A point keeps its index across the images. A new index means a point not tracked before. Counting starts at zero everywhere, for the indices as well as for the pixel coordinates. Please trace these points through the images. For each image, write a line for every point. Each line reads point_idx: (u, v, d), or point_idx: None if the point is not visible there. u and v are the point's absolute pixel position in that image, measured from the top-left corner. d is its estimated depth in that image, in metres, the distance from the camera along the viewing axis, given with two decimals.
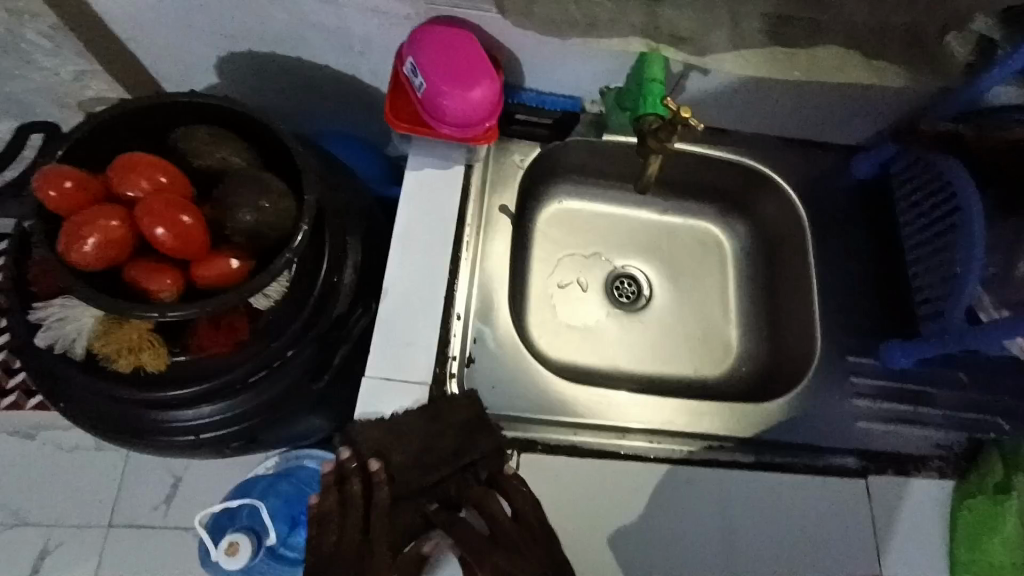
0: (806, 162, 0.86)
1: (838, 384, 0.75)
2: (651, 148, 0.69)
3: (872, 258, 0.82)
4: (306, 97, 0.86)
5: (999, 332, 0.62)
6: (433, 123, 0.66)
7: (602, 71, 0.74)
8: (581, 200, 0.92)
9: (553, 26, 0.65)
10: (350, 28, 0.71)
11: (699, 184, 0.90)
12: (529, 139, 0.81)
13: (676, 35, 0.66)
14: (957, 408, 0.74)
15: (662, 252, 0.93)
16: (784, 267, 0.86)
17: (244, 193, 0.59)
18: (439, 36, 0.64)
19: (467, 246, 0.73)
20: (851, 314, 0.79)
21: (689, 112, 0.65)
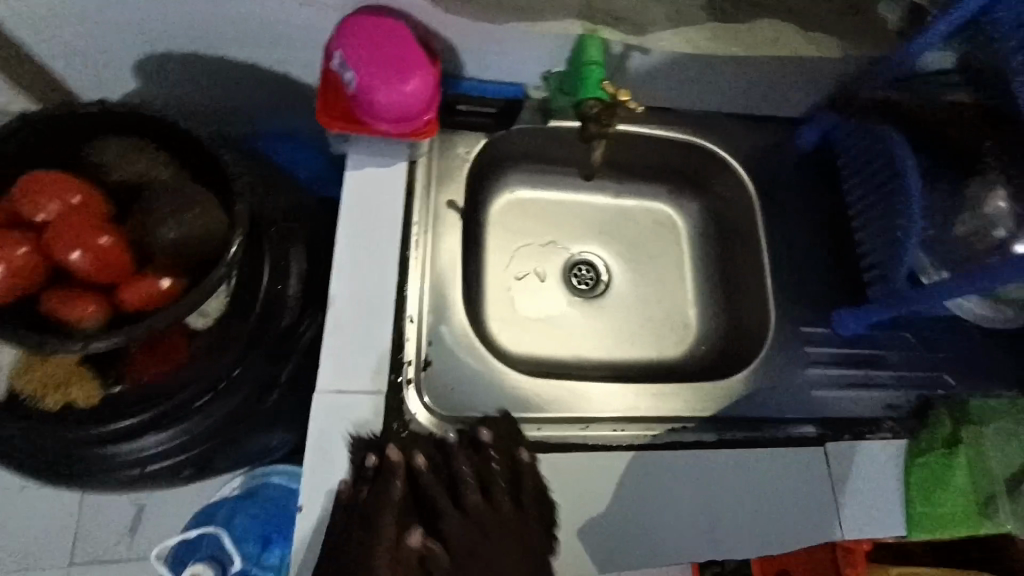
0: (751, 136, 0.86)
1: (794, 355, 0.77)
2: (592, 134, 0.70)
3: (821, 227, 0.83)
4: (237, 99, 0.82)
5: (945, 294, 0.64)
6: (367, 120, 0.63)
7: (540, 56, 0.72)
8: (533, 188, 0.90)
9: (486, 11, 0.63)
10: (273, 22, 0.67)
11: (648, 165, 0.90)
12: (473, 129, 0.78)
13: (614, 16, 0.64)
14: (907, 367, 0.76)
15: (618, 236, 0.93)
16: (737, 240, 0.87)
17: (166, 208, 0.56)
18: (367, 27, 0.61)
19: (415, 244, 0.71)
20: (803, 285, 0.80)
21: (628, 94, 0.65)
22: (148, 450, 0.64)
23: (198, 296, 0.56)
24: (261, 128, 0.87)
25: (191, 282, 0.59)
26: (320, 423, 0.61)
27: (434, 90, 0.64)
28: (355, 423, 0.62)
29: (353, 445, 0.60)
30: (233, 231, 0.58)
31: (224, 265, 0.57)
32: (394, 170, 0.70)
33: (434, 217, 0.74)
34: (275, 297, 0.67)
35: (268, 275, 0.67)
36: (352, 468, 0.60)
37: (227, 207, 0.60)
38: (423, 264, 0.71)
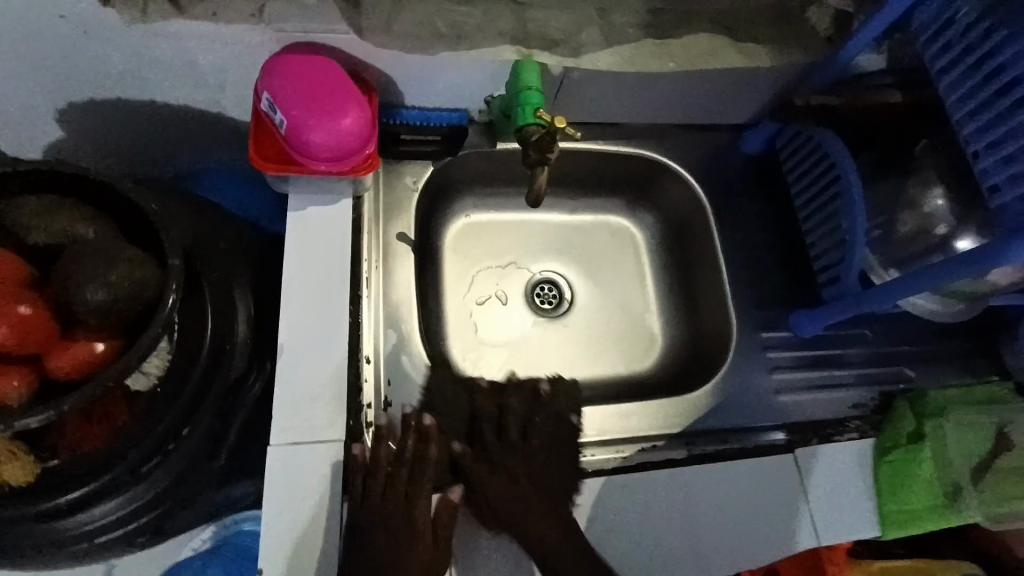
0: (697, 145, 0.87)
1: (756, 362, 0.77)
2: (532, 164, 0.66)
3: (770, 230, 0.84)
4: (172, 141, 0.79)
5: (891, 291, 0.64)
6: (304, 162, 0.61)
7: (479, 81, 0.71)
8: (487, 211, 0.89)
9: (417, 42, 0.62)
10: (201, 62, 0.65)
11: (599, 180, 0.90)
12: (420, 159, 0.77)
13: (547, 37, 0.64)
14: (867, 363, 0.77)
15: (578, 251, 0.92)
16: (693, 249, 0.87)
17: (89, 268, 0.53)
18: (295, 64, 0.59)
19: (366, 283, 0.70)
20: (759, 289, 0.81)
21: (564, 121, 0.63)
22: (99, 519, 0.62)
23: (136, 358, 0.54)
24: (200, 169, 0.84)
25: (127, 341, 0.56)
26: (275, 481, 0.58)
27: (370, 127, 0.62)
28: (314, 475, 0.59)
29: (312, 497, 0.58)
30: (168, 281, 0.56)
31: (160, 321, 0.54)
32: (341, 206, 0.68)
33: (384, 252, 0.73)
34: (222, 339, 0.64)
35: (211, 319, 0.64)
36: (313, 521, 0.58)
37: (157, 259, 0.57)
38: (374, 303, 0.70)
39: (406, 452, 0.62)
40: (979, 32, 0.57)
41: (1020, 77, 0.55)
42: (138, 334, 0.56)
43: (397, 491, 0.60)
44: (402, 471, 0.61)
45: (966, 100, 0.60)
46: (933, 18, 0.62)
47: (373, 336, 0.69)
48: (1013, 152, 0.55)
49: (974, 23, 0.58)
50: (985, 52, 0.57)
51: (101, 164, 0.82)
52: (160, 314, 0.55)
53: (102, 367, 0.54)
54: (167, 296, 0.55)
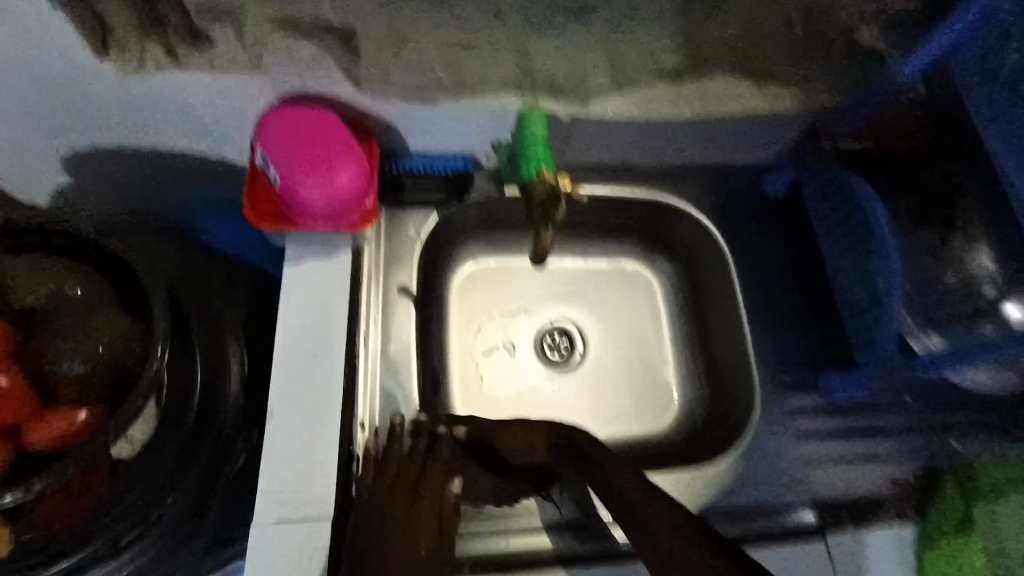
0: (716, 190, 0.82)
1: (780, 429, 0.72)
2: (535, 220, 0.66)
3: (796, 282, 0.79)
4: (172, 186, 0.77)
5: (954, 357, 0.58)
6: (298, 217, 0.59)
7: (485, 127, 0.67)
8: (495, 257, 0.85)
9: (415, 91, 0.59)
10: (199, 113, 0.64)
11: (615, 225, 0.85)
12: (424, 208, 0.75)
13: (554, 87, 0.60)
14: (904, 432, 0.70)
15: (592, 299, 0.87)
16: (711, 301, 0.82)
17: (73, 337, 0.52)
18: (288, 120, 0.57)
19: (365, 342, 0.68)
20: (783, 347, 0.76)
21: (570, 184, 0.62)
22: None
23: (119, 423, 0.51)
24: (200, 214, 0.83)
25: (117, 396, 0.54)
26: (264, 562, 0.55)
27: (368, 180, 0.60)
28: (305, 557, 0.55)
29: None
30: (152, 335, 0.54)
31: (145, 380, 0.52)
32: (338, 260, 0.65)
33: (384, 310, 0.71)
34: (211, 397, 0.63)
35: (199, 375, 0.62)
36: None
37: (143, 317, 0.55)
38: (371, 363, 0.69)
39: (417, 450, 0.63)
40: None
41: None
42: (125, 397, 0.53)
43: (406, 481, 0.61)
44: (412, 462, 0.62)
45: None
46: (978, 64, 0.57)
47: (368, 401, 0.67)
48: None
49: None
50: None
51: (102, 210, 0.81)
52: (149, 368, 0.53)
53: (87, 432, 0.51)
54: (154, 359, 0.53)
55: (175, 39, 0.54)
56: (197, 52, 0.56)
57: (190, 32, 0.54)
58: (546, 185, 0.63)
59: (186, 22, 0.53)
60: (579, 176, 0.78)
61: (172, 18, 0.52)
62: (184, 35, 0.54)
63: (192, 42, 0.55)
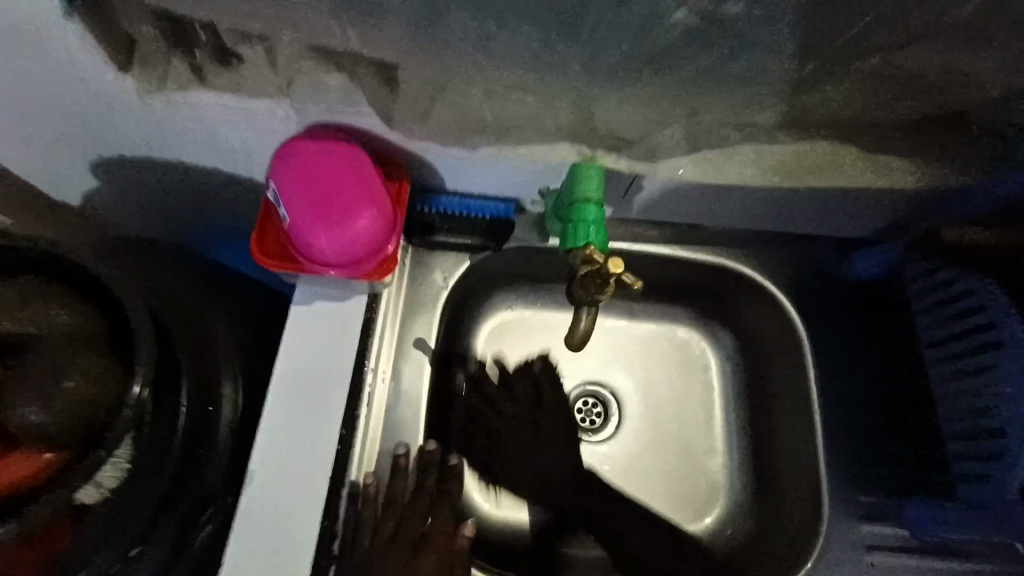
0: (796, 259, 0.69)
1: (854, 567, 0.60)
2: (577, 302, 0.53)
3: (886, 381, 0.66)
4: (198, 199, 0.73)
5: None
6: (304, 263, 0.52)
7: (531, 172, 0.59)
8: (530, 308, 0.76)
9: (456, 129, 0.52)
10: (223, 130, 0.58)
11: (672, 285, 0.74)
12: (454, 253, 0.67)
13: (616, 137, 0.51)
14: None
15: (634, 364, 0.77)
16: (777, 389, 0.70)
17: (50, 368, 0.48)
18: (309, 156, 0.51)
19: (366, 400, 0.60)
20: (863, 461, 0.63)
21: (619, 265, 0.50)
22: None
23: (85, 470, 0.46)
24: (222, 226, 0.78)
25: (88, 442, 0.48)
26: None
27: (389, 225, 0.52)
28: None
29: None
30: (135, 370, 0.49)
31: (122, 419, 0.47)
32: (350, 306, 0.58)
33: (397, 366, 0.64)
34: (195, 444, 0.55)
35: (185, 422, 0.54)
36: None
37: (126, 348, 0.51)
38: (373, 426, 0.61)
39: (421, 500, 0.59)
40: None
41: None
42: (96, 434, 0.48)
43: (409, 526, 0.56)
44: (417, 505, 0.58)
45: None
46: None
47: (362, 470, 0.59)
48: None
49: None
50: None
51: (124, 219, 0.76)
52: (126, 404, 0.48)
53: (57, 479, 0.46)
54: (133, 390, 0.48)
55: (202, 56, 0.51)
56: (224, 70, 0.51)
57: (219, 50, 0.50)
58: (597, 265, 0.51)
59: (215, 40, 0.49)
60: (634, 231, 0.69)
61: (202, 36, 0.49)
62: (211, 53, 0.50)
63: (220, 61, 0.51)
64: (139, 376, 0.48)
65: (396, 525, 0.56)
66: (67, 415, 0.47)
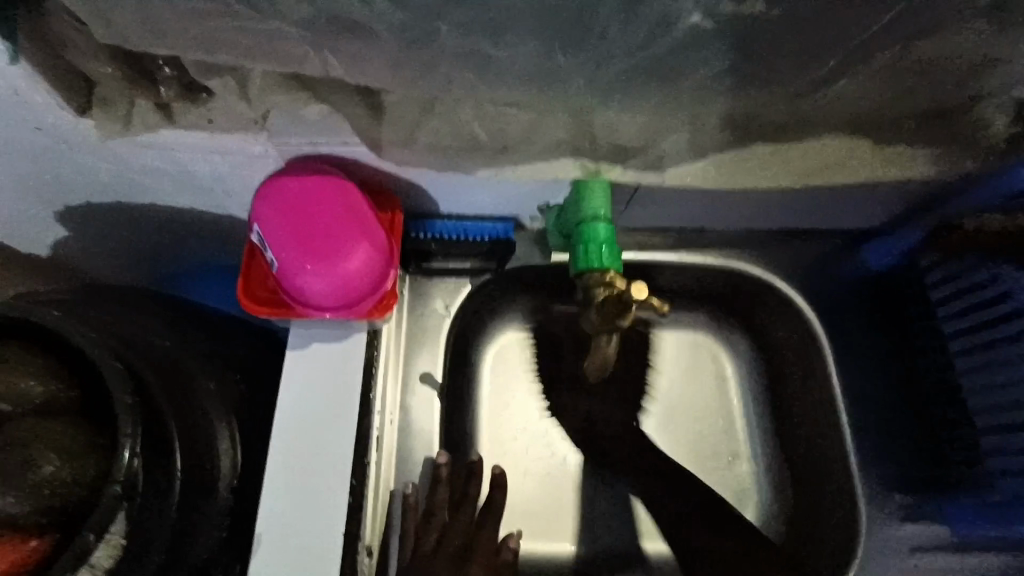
0: (805, 256, 0.67)
1: (899, 570, 0.58)
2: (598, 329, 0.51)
3: (907, 375, 0.64)
4: (173, 241, 0.67)
5: None
6: (298, 307, 0.49)
7: (529, 191, 0.56)
8: (538, 324, 0.72)
9: (449, 154, 0.49)
10: (196, 168, 0.54)
11: (684, 287, 0.70)
12: (455, 277, 0.65)
13: (618, 149, 0.49)
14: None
15: (655, 373, 0.72)
16: (797, 391, 0.68)
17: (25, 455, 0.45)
18: (293, 193, 0.47)
19: (377, 444, 0.56)
20: (891, 458, 0.62)
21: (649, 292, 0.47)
22: None
23: (70, 558, 0.43)
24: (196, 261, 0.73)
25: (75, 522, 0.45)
26: None
27: (386, 260, 0.49)
28: None
29: None
30: (120, 437, 0.46)
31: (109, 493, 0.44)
32: (351, 346, 0.55)
33: (405, 403, 0.62)
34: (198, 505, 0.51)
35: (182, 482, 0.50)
36: None
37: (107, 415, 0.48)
38: (384, 470, 0.58)
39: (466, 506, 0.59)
40: None
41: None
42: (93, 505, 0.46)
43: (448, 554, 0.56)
44: (461, 521, 0.58)
45: None
46: None
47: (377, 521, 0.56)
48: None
49: None
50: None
51: (95, 267, 0.71)
52: (115, 475, 0.45)
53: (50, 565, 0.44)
54: (124, 453, 0.45)
55: (169, 94, 0.46)
56: (195, 108, 0.47)
57: (187, 85, 0.46)
58: (618, 289, 0.50)
59: (181, 74, 0.45)
60: (639, 241, 0.66)
61: (166, 69, 0.45)
62: (179, 89, 0.46)
63: (187, 97, 0.46)
64: (125, 445, 0.45)
65: (437, 536, 0.56)
66: (48, 501, 0.45)
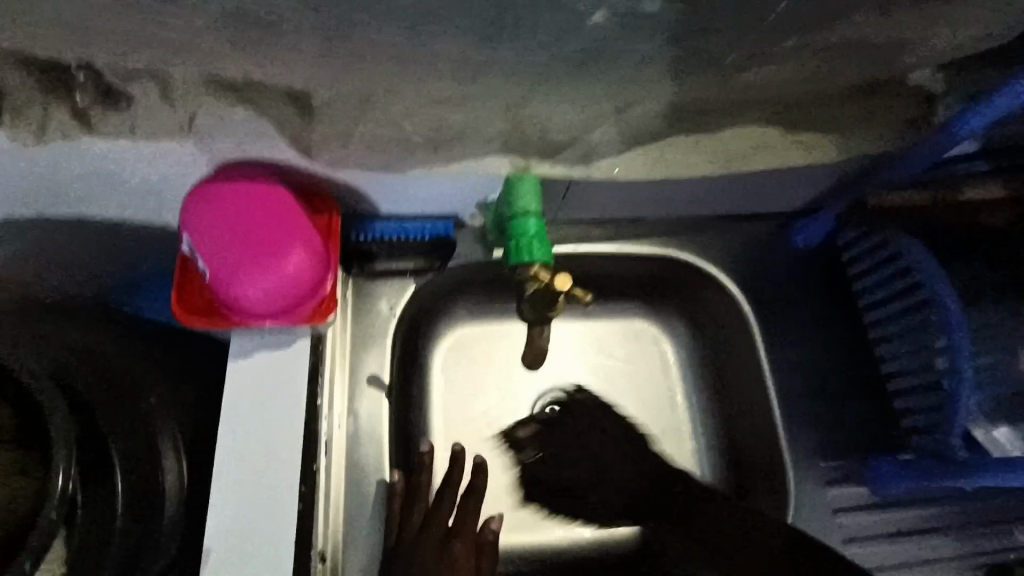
0: (736, 241, 0.71)
1: (824, 529, 0.62)
2: (530, 320, 0.55)
3: (834, 346, 0.69)
4: (105, 258, 0.64)
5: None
6: (235, 314, 0.48)
7: (467, 188, 0.57)
8: (481, 323, 0.73)
9: (384, 152, 0.49)
10: (122, 178, 0.52)
11: (628, 278, 0.73)
12: (397, 278, 0.65)
13: (550, 144, 0.50)
14: (954, 524, 0.63)
15: (597, 362, 0.75)
16: (736, 369, 0.71)
17: None
18: (223, 201, 0.47)
19: (325, 447, 0.57)
20: (824, 425, 0.66)
21: (566, 282, 0.51)
22: None
23: None
24: (128, 284, 0.68)
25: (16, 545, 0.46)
26: None
27: (324, 262, 0.49)
28: None
29: None
30: (53, 462, 0.44)
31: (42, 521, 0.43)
32: (294, 352, 0.54)
33: (353, 407, 0.62)
34: (139, 521, 0.50)
35: (127, 496, 0.50)
36: None
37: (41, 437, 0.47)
38: (335, 473, 0.59)
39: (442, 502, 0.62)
40: None
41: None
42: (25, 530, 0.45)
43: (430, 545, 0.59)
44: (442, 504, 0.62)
45: None
46: None
47: (331, 524, 0.57)
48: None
49: None
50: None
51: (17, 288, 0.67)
52: (50, 497, 0.43)
53: None
54: (59, 478, 0.44)
55: (86, 102, 0.44)
56: (116, 113, 0.45)
57: (105, 92, 0.43)
58: (542, 285, 0.52)
59: (97, 81, 0.43)
60: (579, 232, 0.68)
61: (79, 76, 0.42)
62: (96, 96, 0.43)
63: (109, 104, 0.44)
64: (59, 468, 0.44)
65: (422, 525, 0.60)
66: None
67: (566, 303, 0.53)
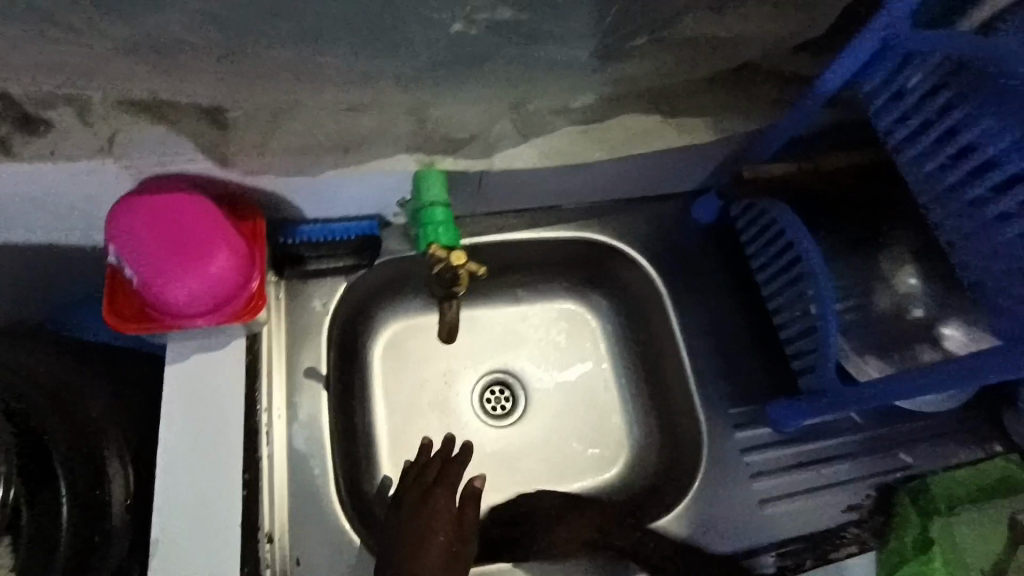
0: (647, 220, 0.78)
1: (733, 467, 0.70)
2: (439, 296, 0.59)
3: (739, 307, 0.76)
4: (43, 280, 0.66)
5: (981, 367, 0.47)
6: (166, 317, 0.52)
7: (383, 188, 0.62)
8: (413, 316, 0.78)
9: (298, 158, 0.53)
10: (46, 202, 0.54)
11: (552, 261, 0.79)
12: (330, 278, 0.69)
13: (452, 140, 0.56)
14: (849, 453, 0.71)
15: (527, 344, 0.81)
16: (655, 336, 0.78)
17: None
18: (143, 213, 0.50)
19: (267, 438, 0.61)
20: (732, 377, 0.73)
21: (463, 256, 0.56)
22: None
23: None
24: (67, 305, 0.70)
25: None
26: None
27: (247, 263, 0.53)
28: None
29: None
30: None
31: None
32: (228, 352, 0.58)
33: (291, 399, 0.66)
34: (87, 525, 0.52)
35: (75, 498, 0.51)
36: None
37: None
38: (278, 463, 0.62)
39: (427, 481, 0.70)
40: (936, 106, 0.47)
41: (1020, 173, 0.43)
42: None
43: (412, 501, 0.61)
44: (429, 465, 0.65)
45: (939, 181, 0.49)
46: (882, 89, 0.52)
47: (277, 508, 0.61)
48: (991, 250, 0.46)
49: (929, 94, 0.48)
50: (962, 146, 0.46)
51: None
52: None
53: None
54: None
55: (7, 128, 0.47)
56: (34, 138, 0.48)
57: (23, 118, 0.47)
58: (442, 263, 0.56)
59: (14, 108, 0.47)
60: (499, 222, 0.74)
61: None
62: (15, 123, 0.47)
63: (28, 130, 0.48)
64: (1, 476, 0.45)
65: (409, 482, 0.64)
66: None
67: (468, 275, 0.57)
